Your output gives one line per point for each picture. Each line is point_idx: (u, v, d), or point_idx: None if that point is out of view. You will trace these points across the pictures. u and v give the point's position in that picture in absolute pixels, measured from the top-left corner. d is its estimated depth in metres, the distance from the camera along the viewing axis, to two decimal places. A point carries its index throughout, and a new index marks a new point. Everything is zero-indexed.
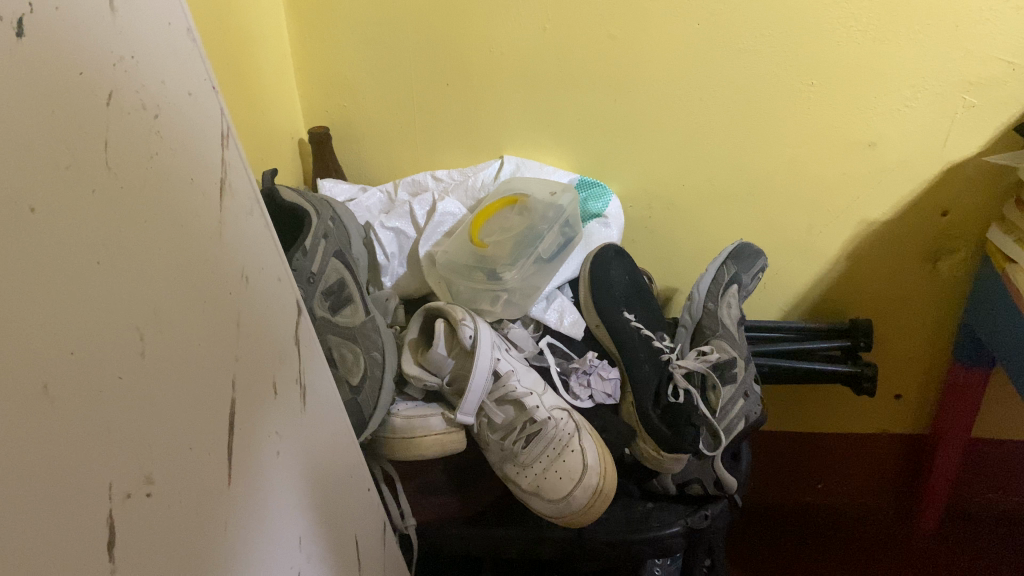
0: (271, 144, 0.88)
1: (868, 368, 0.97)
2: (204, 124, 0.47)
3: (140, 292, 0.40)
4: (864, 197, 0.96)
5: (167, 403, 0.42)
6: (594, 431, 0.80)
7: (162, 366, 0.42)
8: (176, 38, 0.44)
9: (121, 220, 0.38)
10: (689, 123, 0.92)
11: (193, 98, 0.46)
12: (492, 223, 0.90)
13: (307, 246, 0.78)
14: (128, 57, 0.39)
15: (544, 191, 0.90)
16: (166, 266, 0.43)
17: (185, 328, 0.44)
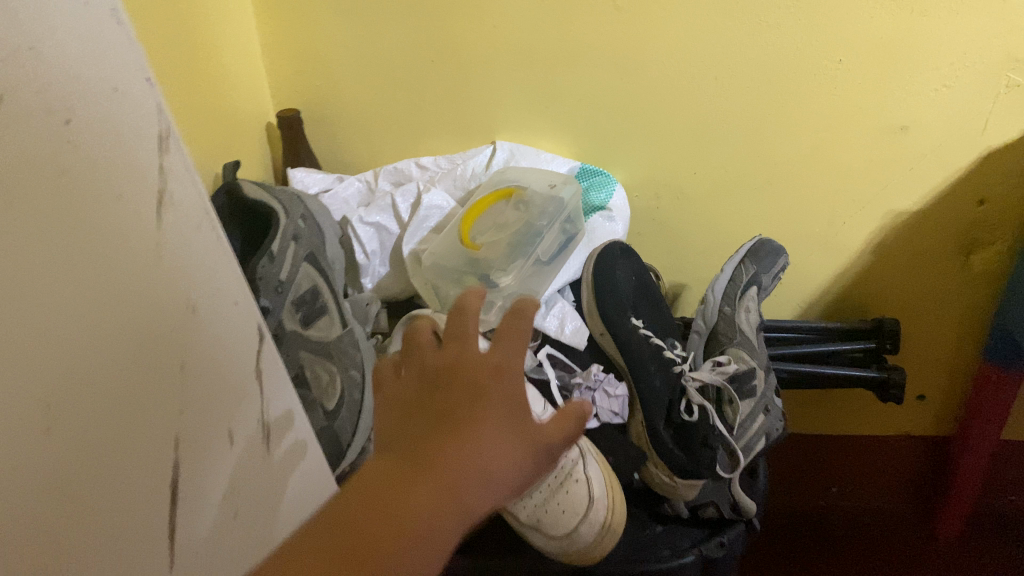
0: (234, 130, 0.78)
1: (895, 373, 0.88)
2: (135, 124, 0.32)
3: (58, 350, 0.28)
4: (893, 185, 0.87)
5: (98, 497, 0.30)
6: (600, 455, 0.73)
7: (97, 447, 0.30)
8: (94, 12, 0.29)
9: (23, 245, 0.26)
10: (701, 103, 0.82)
11: (121, 93, 0.31)
12: (485, 219, 0.80)
13: (275, 250, 0.69)
14: (25, 47, 0.26)
15: (541, 183, 0.82)
16: (82, 328, 0.29)
17: (101, 408, 0.30)
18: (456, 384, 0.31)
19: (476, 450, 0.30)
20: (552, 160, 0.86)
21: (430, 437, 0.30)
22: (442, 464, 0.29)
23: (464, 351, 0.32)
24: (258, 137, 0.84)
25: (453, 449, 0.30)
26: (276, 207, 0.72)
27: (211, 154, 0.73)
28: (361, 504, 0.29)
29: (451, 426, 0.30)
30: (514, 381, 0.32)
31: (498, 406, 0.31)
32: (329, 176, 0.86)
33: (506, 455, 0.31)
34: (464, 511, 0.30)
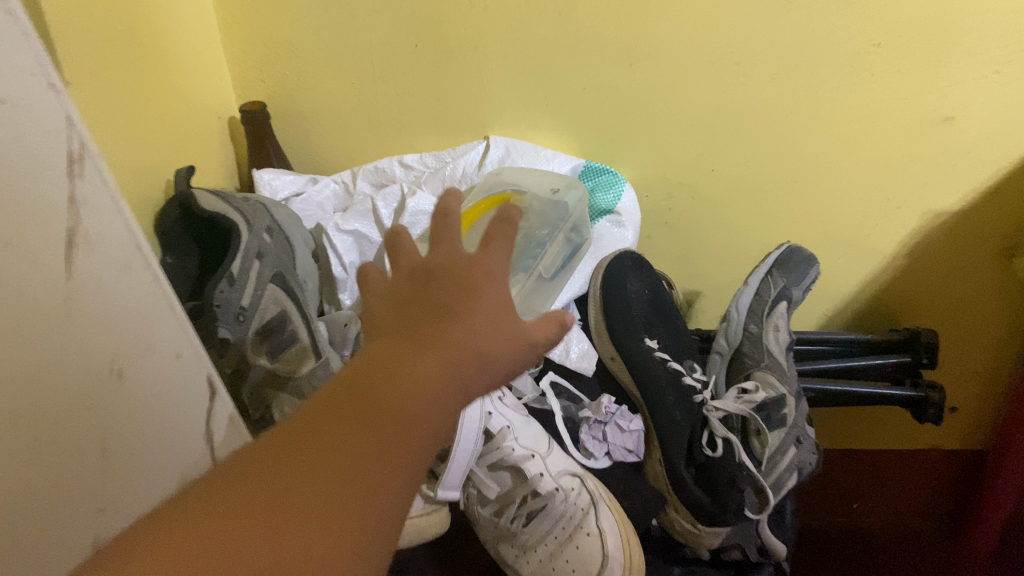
0: (188, 129, 0.68)
1: (934, 392, 0.79)
2: None
3: None
4: (933, 184, 0.77)
5: None
6: (613, 498, 0.63)
7: None
8: None
9: None
10: (720, 94, 0.72)
11: None
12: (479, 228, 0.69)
13: (235, 271, 0.59)
14: None
15: (543, 187, 0.71)
16: None
17: None
18: (453, 269, 0.36)
19: (466, 333, 0.33)
20: (552, 160, 0.76)
21: (422, 319, 0.34)
22: (437, 348, 0.33)
23: (452, 252, 0.36)
24: (219, 135, 0.74)
25: (452, 331, 0.33)
26: (236, 220, 0.61)
27: (158, 160, 0.63)
28: (354, 384, 0.31)
29: (446, 303, 0.34)
30: (499, 293, 0.36)
31: (492, 295, 0.36)
32: (300, 177, 0.76)
33: (495, 340, 0.34)
34: (477, 371, 0.33)
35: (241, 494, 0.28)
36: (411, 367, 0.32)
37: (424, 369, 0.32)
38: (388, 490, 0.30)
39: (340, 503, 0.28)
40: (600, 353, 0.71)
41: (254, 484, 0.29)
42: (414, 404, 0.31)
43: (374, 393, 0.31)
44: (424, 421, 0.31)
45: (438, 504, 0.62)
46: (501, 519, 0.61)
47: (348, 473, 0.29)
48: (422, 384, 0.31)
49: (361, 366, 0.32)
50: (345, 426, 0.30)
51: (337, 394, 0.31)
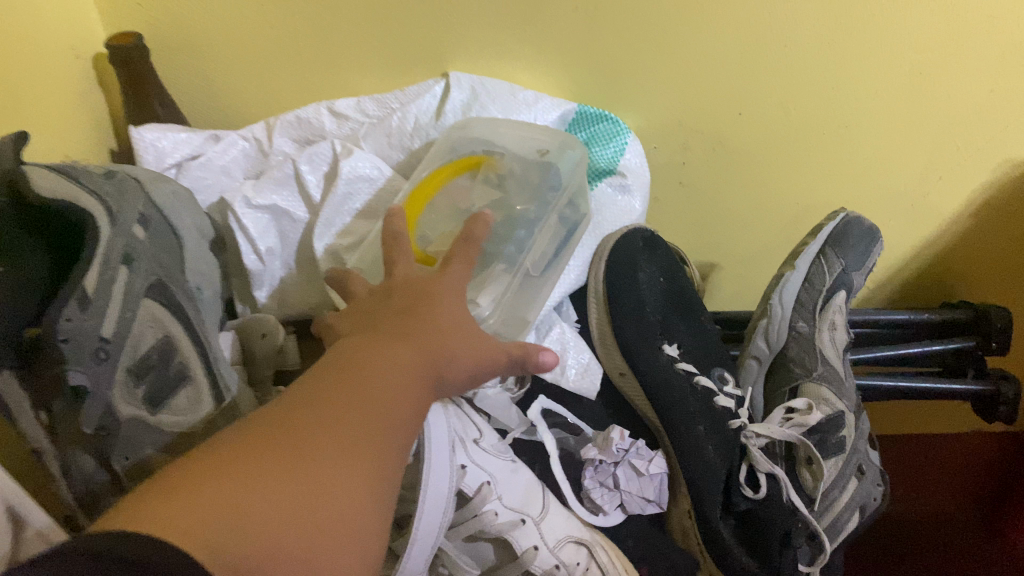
0: (25, 79, 0.48)
1: (1006, 385, 0.65)
2: None
3: None
4: (1019, 126, 0.60)
5: None
6: (632, 570, 0.48)
7: None
8: None
9: None
10: (759, 14, 0.53)
11: None
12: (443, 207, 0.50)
13: (91, 284, 0.40)
14: None
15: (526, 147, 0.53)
16: None
17: None
18: (414, 280, 0.40)
19: (437, 338, 0.36)
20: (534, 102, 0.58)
21: (393, 310, 0.38)
22: (409, 343, 0.35)
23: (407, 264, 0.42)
24: (81, 83, 0.54)
25: (418, 341, 0.36)
26: (91, 210, 0.42)
27: None
28: (335, 375, 0.33)
29: (409, 309, 0.38)
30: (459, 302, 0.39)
31: (452, 303, 0.39)
32: (195, 132, 0.56)
33: (461, 343, 0.38)
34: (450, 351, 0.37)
35: (246, 447, 0.28)
36: (383, 362, 0.34)
37: (394, 361, 0.34)
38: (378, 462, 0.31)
39: (339, 457, 0.29)
40: (604, 366, 0.54)
41: (262, 442, 0.28)
42: (399, 375, 0.34)
43: (363, 364, 0.33)
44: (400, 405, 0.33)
45: None
46: None
47: (342, 438, 0.30)
48: (395, 374, 0.34)
49: (336, 363, 0.34)
50: (337, 402, 0.31)
51: (318, 382, 0.32)
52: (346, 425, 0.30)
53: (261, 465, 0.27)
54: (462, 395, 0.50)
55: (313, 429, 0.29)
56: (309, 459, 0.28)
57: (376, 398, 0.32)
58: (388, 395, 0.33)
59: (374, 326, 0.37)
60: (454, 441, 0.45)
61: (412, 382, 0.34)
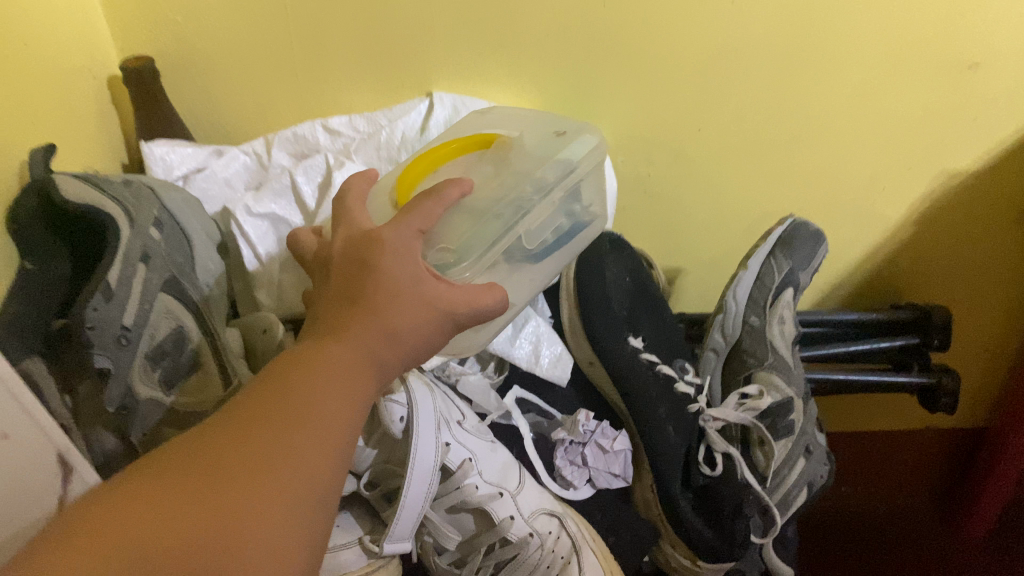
0: (49, 96, 0.53)
1: (946, 377, 0.71)
2: None
3: None
4: (949, 139, 0.66)
5: None
6: (598, 539, 0.53)
7: None
8: None
9: None
10: (714, 39, 0.59)
11: None
12: (442, 175, 0.47)
13: (112, 280, 0.46)
14: None
15: (546, 137, 0.50)
16: None
17: None
18: (354, 245, 0.36)
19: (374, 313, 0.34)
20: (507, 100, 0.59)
21: (352, 272, 0.35)
22: (343, 337, 0.33)
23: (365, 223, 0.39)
24: (97, 101, 0.59)
25: (361, 307, 0.34)
26: (112, 213, 0.48)
27: (4, 138, 0.48)
28: (270, 383, 0.31)
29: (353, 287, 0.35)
30: (406, 261, 0.35)
31: (393, 258, 0.35)
32: (200, 147, 0.62)
33: (413, 308, 0.34)
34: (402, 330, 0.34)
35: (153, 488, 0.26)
36: (321, 369, 0.32)
37: (333, 365, 0.32)
38: (314, 475, 0.29)
39: (257, 486, 0.28)
40: (575, 356, 0.59)
41: (175, 479, 0.27)
42: (337, 361, 0.32)
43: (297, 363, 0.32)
44: (341, 408, 0.31)
45: (386, 559, 0.50)
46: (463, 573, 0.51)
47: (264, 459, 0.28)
48: (333, 383, 0.31)
49: (268, 382, 0.31)
50: (261, 423, 0.29)
51: (247, 400, 0.30)
52: (271, 444, 0.29)
53: (168, 507, 0.26)
54: (446, 380, 0.55)
55: (225, 467, 0.28)
56: (219, 494, 0.27)
57: (313, 399, 0.31)
58: (326, 404, 0.31)
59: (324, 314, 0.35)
60: (438, 419, 0.49)
61: (355, 382, 0.32)
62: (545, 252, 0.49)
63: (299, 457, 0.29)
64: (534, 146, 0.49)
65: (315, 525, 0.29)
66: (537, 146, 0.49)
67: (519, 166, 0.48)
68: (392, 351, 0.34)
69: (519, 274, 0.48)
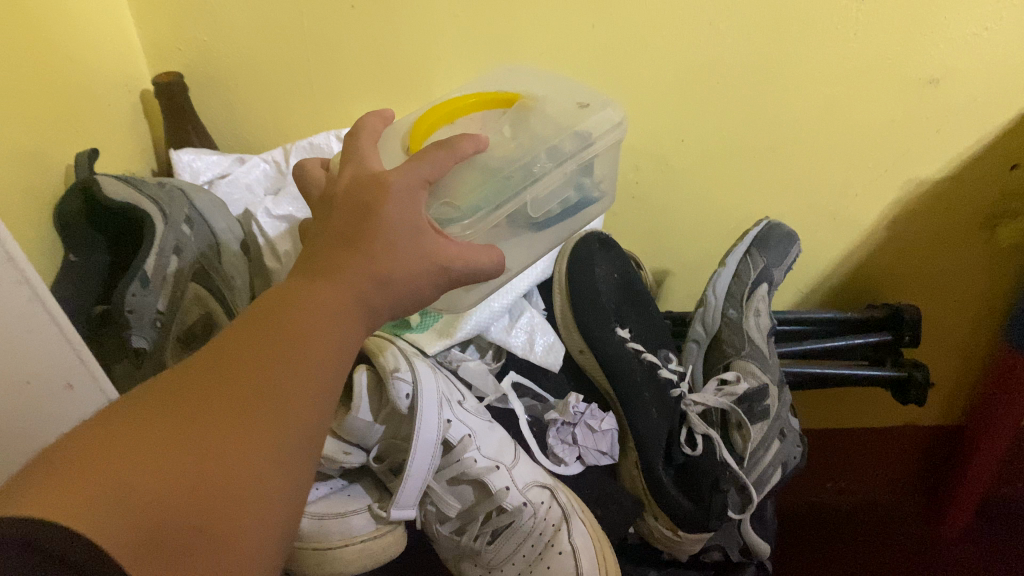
0: (88, 108, 0.59)
1: (918, 372, 0.75)
2: None
3: None
4: (916, 150, 0.70)
5: None
6: (587, 510, 0.58)
7: None
8: None
9: None
10: (691, 57, 0.65)
11: None
12: (463, 125, 0.52)
13: (150, 269, 0.52)
14: None
15: (570, 109, 0.54)
16: None
17: None
18: (359, 186, 0.39)
19: (362, 252, 0.37)
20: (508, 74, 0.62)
21: (350, 218, 0.38)
22: (332, 280, 0.36)
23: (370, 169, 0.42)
24: (131, 112, 0.65)
25: (356, 252, 0.37)
26: (148, 210, 0.53)
27: (52, 145, 0.54)
28: (261, 319, 0.34)
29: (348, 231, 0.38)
30: (405, 209, 0.38)
31: (397, 208, 0.38)
32: (224, 155, 0.67)
33: (406, 261, 0.38)
34: (383, 281, 0.37)
35: (151, 411, 0.29)
36: (308, 308, 0.34)
37: (317, 304, 0.35)
38: (300, 401, 0.32)
39: (247, 409, 0.30)
40: (568, 345, 0.65)
41: (172, 403, 0.30)
42: (324, 312, 0.35)
43: (288, 310, 0.34)
44: (326, 343, 0.34)
45: (393, 524, 0.55)
46: (464, 539, 0.55)
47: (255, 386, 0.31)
48: (320, 320, 0.34)
49: (258, 317, 0.34)
50: (252, 353, 0.32)
51: (236, 334, 0.33)
52: (260, 373, 0.31)
53: (166, 426, 0.28)
54: (448, 366, 0.61)
55: (219, 391, 0.30)
56: (213, 415, 0.29)
57: (300, 345, 0.33)
58: (310, 338, 0.33)
59: (311, 260, 0.38)
60: (441, 397, 0.54)
61: (339, 319, 0.35)
62: (550, 220, 0.54)
63: (287, 384, 0.32)
64: (555, 112, 0.53)
65: (303, 447, 0.32)
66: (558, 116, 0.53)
67: (539, 129, 0.52)
68: (379, 294, 0.37)
69: (520, 241, 0.54)
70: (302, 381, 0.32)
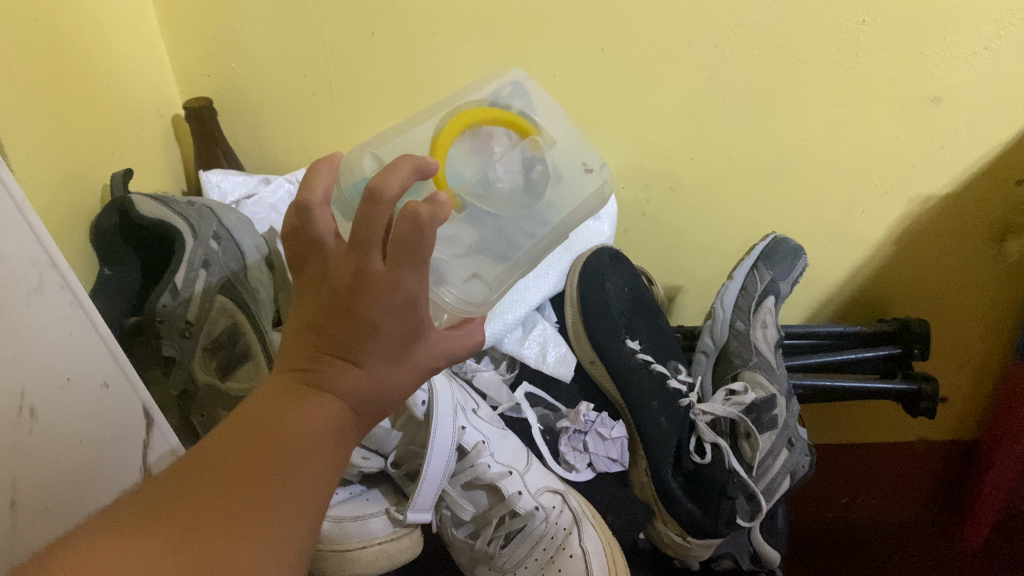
0: (123, 131, 0.62)
1: (927, 384, 0.76)
2: None
3: None
4: (920, 169, 0.72)
5: None
6: (598, 516, 0.60)
7: None
8: None
9: None
10: (696, 79, 0.67)
11: None
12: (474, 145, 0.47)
13: (180, 283, 0.55)
14: None
15: (572, 158, 0.52)
16: None
17: None
18: (371, 289, 0.35)
19: (353, 363, 0.36)
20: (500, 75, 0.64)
21: (362, 325, 0.35)
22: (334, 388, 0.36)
23: (374, 264, 0.35)
24: (161, 135, 0.69)
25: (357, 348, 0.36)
26: (179, 226, 0.56)
27: (90, 165, 0.57)
28: (265, 427, 0.34)
29: (348, 344, 0.36)
30: (405, 320, 0.37)
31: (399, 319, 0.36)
32: (251, 176, 0.70)
33: (389, 366, 0.38)
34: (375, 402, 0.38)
35: (137, 532, 0.30)
36: (300, 427, 0.35)
37: (309, 426, 0.35)
38: (288, 523, 0.33)
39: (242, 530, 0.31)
40: (579, 356, 0.68)
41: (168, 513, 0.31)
42: (324, 426, 0.35)
43: (288, 419, 0.35)
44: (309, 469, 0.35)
45: (410, 527, 0.56)
46: (478, 542, 0.57)
47: (239, 516, 0.32)
48: (314, 434, 0.35)
49: (250, 425, 0.34)
50: (240, 477, 0.32)
51: (225, 445, 0.34)
52: (247, 499, 0.32)
53: (153, 554, 0.29)
54: (464, 376, 0.64)
55: (208, 516, 0.31)
56: (202, 544, 0.30)
57: (298, 462, 0.34)
58: (299, 462, 0.34)
59: (302, 359, 0.37)
60: (456, 404, 0.56)
61: (327, 443, 0.35)
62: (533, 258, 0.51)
63: (270, 514, 0.33)
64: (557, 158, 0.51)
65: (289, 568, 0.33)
66: (558, 160, 0.51)
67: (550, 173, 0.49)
68: (372, 396, 0.37)
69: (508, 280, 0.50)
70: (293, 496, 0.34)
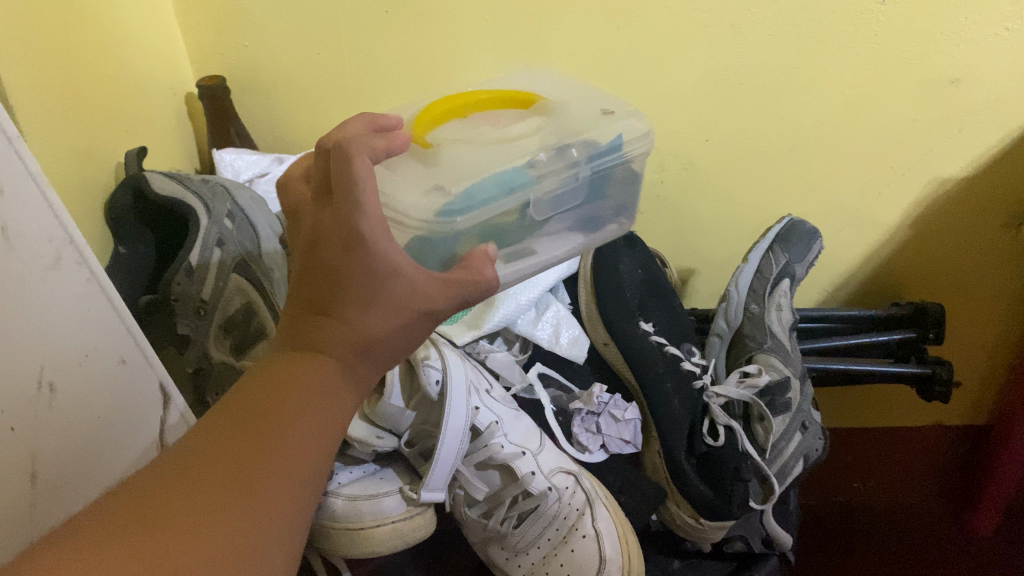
0: (136, 107, 0.62)
1: (941, 369, 0.76)
2: None
3: None
4: (936, 152, 0.71)
5: None
6: (610, 496, 0.60)
7: None
8: None
9: None
10: (712, 58, 0.66)
11: None
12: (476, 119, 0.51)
13: (193, 262, 0.56)
14: None
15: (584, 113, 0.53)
16: None
17: None
18: (332, 232, 0.36)
19: (333, 315, 0.37)
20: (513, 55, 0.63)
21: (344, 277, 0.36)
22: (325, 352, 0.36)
23: (324, 217, 0.37)
24: (174, 112, 0.68)
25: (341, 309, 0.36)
26: (194, 205, 0.56)
27: (104, 142, 0.57)
28: (255, 400, 0.35)
29: (326, 301, 0.37)
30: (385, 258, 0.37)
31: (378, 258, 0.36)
32: (265, 155, 0.70)
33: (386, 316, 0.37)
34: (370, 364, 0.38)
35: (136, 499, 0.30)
36: (289, 392, 0.35)
37: (299, 392, 0.35)
38: (284, 488, 0.33)
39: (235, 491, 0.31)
40: (593, 338, 0.69)
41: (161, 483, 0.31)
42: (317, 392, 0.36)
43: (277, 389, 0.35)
44: (299, 442, 0.34)
45: (423, 507, 0.57)
46: (491, 522, 0.57)
47: (235, 475, 0.32)
48: (307, 400, 0.35)
49: (242, 400, 0.35)
50: (232, 442, 0.33)
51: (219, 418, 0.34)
52: (239, 465, 0.32)
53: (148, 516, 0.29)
54: (477, 357, 0.64)
55: (200, 483, 0.31)
56: (196, 502, 0.30)
57: (291, 426, 0.34)
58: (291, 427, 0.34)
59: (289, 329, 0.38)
60: (470, 382, 0.56)
61: (319, 403, 0.35)
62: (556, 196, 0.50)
63: (265, 477, 0.32)
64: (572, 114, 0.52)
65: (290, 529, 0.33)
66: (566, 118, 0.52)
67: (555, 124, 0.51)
68: (364, 362, 0.38)
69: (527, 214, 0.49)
70: (285, 461, 0.34)
